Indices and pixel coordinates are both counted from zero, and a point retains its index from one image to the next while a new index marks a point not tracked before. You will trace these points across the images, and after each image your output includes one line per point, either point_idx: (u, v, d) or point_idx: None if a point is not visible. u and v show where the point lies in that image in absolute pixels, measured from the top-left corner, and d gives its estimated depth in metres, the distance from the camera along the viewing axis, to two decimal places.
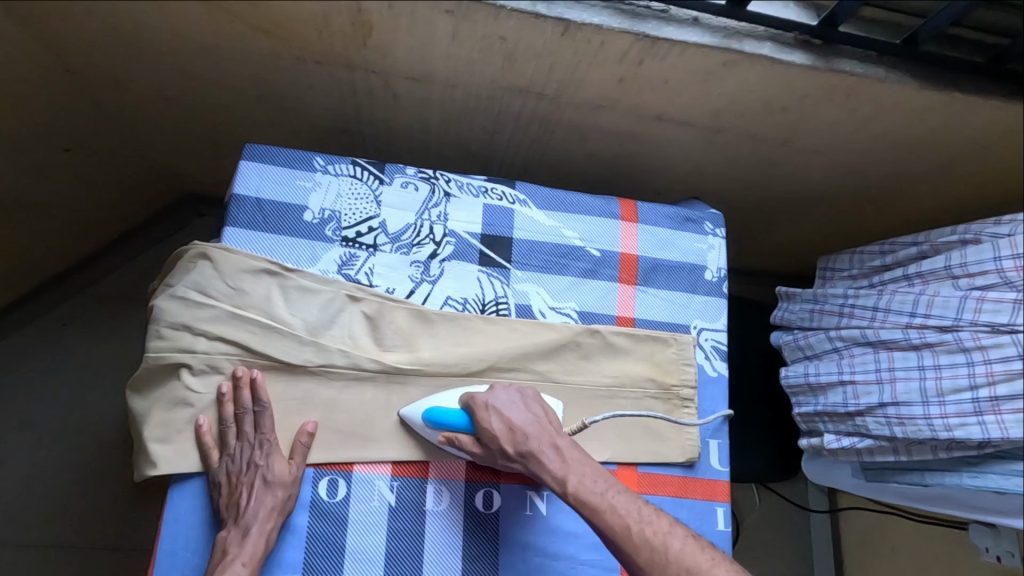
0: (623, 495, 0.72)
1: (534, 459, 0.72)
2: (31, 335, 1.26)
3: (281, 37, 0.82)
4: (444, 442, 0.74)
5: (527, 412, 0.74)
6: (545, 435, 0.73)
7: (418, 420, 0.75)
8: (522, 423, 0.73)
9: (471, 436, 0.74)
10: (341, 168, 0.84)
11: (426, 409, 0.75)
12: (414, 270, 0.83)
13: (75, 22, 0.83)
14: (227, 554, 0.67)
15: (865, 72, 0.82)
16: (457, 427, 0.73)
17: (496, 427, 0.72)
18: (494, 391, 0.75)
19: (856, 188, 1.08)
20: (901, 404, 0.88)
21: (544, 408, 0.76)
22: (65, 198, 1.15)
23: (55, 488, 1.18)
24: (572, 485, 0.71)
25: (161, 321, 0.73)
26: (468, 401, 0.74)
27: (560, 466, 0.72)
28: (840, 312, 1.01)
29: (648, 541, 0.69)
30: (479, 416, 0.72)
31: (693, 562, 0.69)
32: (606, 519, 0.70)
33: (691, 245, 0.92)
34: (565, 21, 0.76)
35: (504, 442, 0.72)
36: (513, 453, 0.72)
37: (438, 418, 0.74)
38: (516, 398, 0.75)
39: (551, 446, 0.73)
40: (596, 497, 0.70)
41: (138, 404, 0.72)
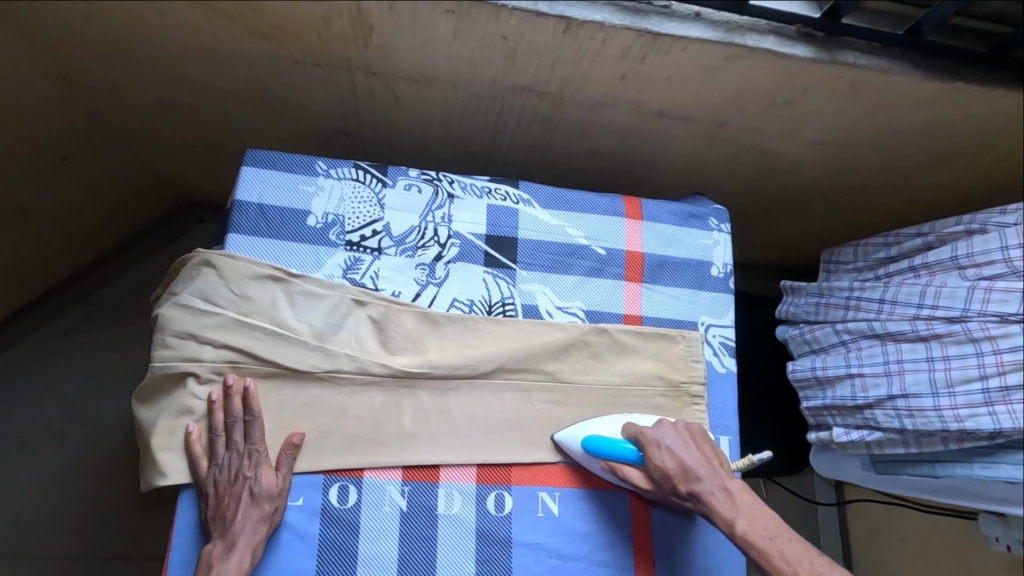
0: (793, 542, 0.72)
1: (702, 499, 0.74)
2: (32, 345, 1.25)
3: (280, 40, 0.82)
4: (606, 469, 0.77)
5: (697, 452, 0.76)
6: (717, 476, 0.75)
7: (578, 449, 0.78)
8: (694, 465, 0.75)
9: (640, 469, 0.76)
10: (344, 172, 0.84)
11: (587, 438, 0.77)
12: (420, 273, 0.83)
13: (72, 29, 0.82)
14: (211, 568, 0.66)
15: (868, 63, 0.82)
16: (622, 458, 0.76)
17: (669, 464, 0.74)
18: (663, 429, 0.76)
19: (858, 180, 1.07)
20: (910, 396, 0.88)
21: (713, 447, 0.77)
22: (63, 207, 1.14)
23: (59, 499, 1.17)
24: (741, 528, 0.72)
25: (166, 330, 0.72)
26: (636, 434, 0.76)
27: (730, 508, 0.73)
28: (846, 305, 1.01)
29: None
30: (648, 452, 0.75)
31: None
32: (773, 564, 0.71)
33: (696, 241, 0.91)
34: (566, 18, 0.76)
35: (677, 480, 0.74)
36: (684, 491, 0.74)
37: (601, 449, 0.76)
38: (686, 437, 0.77)
39: (723, 489, 0.74)
40: (765, 542, 0.71)
41: (145, 413, 0.72)
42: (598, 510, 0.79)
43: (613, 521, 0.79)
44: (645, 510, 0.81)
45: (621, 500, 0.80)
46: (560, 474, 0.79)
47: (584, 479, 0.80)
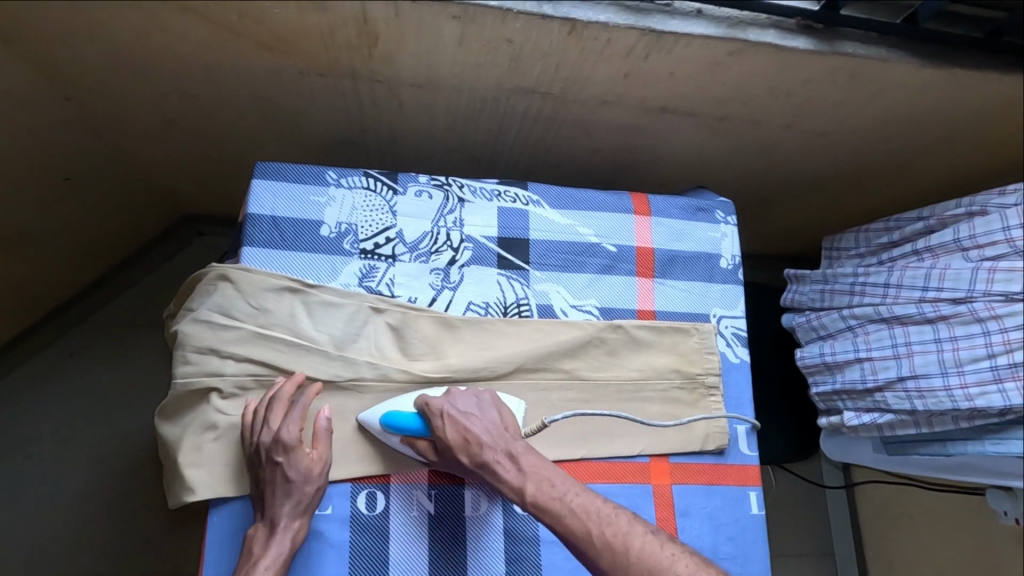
0: (583, 497, 0.70)
1: (490, 468, 0.71)
2: (40, 367, 1.24)
3: (285, 52, 0.82)
4: (402, 445, 0.73)
5: (484, 420, 0.73)
6: (501, 442, 0.72)
7: (375, 426, 0.73)
8: (478, 433, 0.72)
9: (427, 442, 0.73)
10: (354, 181, 0.84)
11: (385, 413, 0.73)
12: (435, 278, 0.83)
13: (74, 49, 0.82)
14: (254, 551, 0.67)
15: (867, 53, 0.83)
16: (414, 434, 0.72)
17: (449, 435, 0.71)
18: (451, 398, 0.74)
19: (857, 167, 1.09)
20: (919, 377, 0.90)
21: (503, 413, 0.75)
22: (67, 227, 1.13)
23: (76, 520, 1.18)
24: (530, 493, 0.70)
25: (187, 345, 0.73)
26: (422, 406, 0.73)
27: (516, 474, 0.71)
28: (851, 291, 1.03)
29: (608, 543, 0.67)
30: (431, 422, 0.71)
31: (654, 561, 0.67)
32: (567, 524, 0.68)
33: (704, 234, 0.93)
34: (571, 20, 0.76)
35: (457, 450, 0.71)
36: (468, 462, 0.71)
37: (395, 422, 0.72)
38: (470, 404, 0.74)
39: (509, 454, 0.72)
40: (554, 502, 0.69)
41: (170, 431, 0.72)
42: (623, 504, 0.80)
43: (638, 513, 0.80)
44: (668, 503, 0.81)
45: (644, 494, 0.80)
46: (581, 470, 0.80)
47: (605, 475, 0.80)
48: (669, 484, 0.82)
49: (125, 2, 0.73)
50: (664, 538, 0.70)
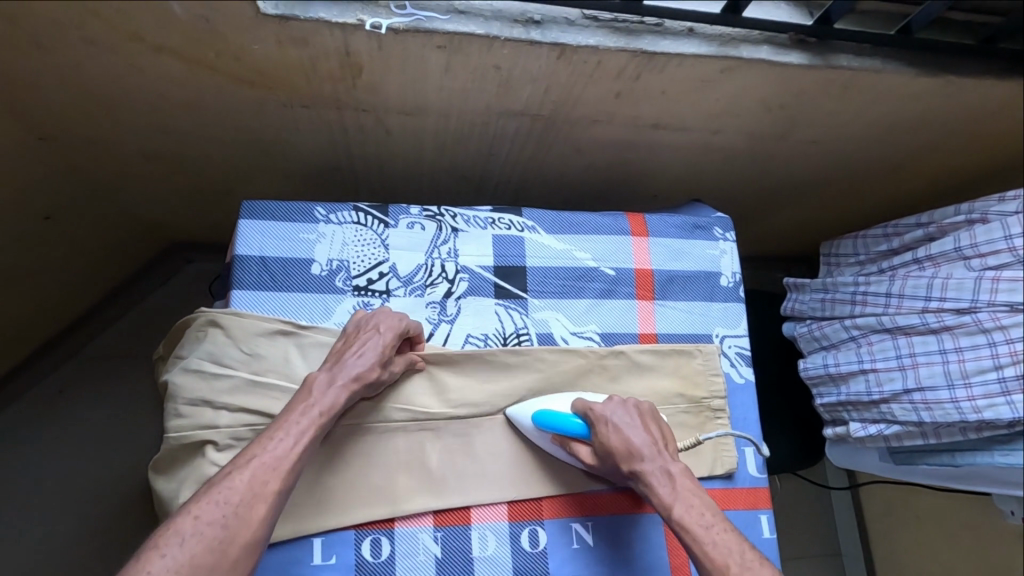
0: (729, 534, 0.67)
1: (644, 478, 0.70)
2: (30, 407, 1.22)
3: (266, 86, 0.79)
4: (554, 443, 0.75)
5: (645, 432, 0.73)
6: (664, 457, 0.71)
7: (525, 424, 0.76)
8: (642, 445, 0.71)
9: (588, 447, 0.74)
10: (344, 216, 0.82)
11: (535, 412, 0.75)
12: (431, 311, 0.81)
13: (47, 90, 0.79)
14: (309, 393, 0.68)
15: (861, 65, 0.81)
16: (573, 435, 0.73)
17: (614, 440, 0.71)
18: (613, 407, 0.74)
19: (852, 173, 1.08)
20: (926, 389, 0.89)
21: (662, 428, 0.75)
22: (49, 265, 1.10)
23: (69, 564, 1.15)
24: (679, 513, 0.68)
25: (178, 398, 0.70)
26: (584, 411, 0.74)
27: (671, 491, 0.69)
28: (852, 300, 1.02)
29: None
30: (596, 426, 0.72)
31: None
32: (707, 554, 0.66)
33: (702, 252, 0.91)
34: (560, 45, 0.74)
35: (619, 458, 0.71)
36: (625, 469, 0.71)
37: (547, 422, 0.74)
38: (635, 417, 0.74)
39: (667, 471, 0.70)
40: (700, 530, 0.67)
41: (166, 488, 0.70)
42: (631, 536, 0.78)
43: (648, 543, 0.79)
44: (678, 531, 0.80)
45: (651, 523, 0.79)
46: (588, 503, 0.78)
47: (614, 506, 0.79)
48: None
49: (98, 45, 0.70)
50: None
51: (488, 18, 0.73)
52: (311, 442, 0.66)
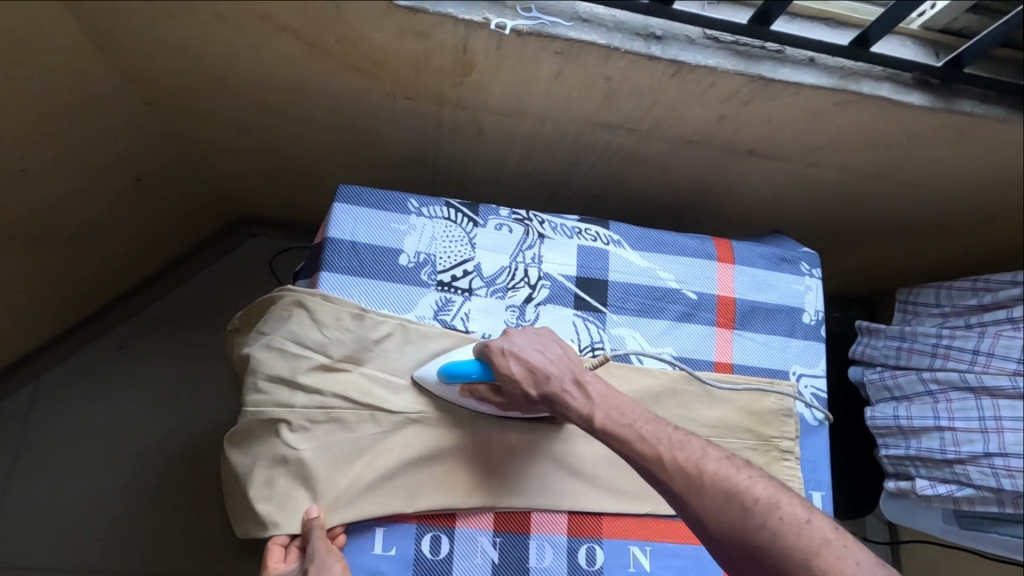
0: (653, 424, 0.69)
1: (556, 396, 0.70)
2: (91, 358, 1.26)
3: (375, 75, 0.80)
4: (463, 395, 0.73)
5: (546, 353, 0.72)
6: (568, 371, 0.72)
7: (431, 380, 0.74)
8: (543, 363, 0.71)
9: (488, 386, 0.72)
10: (435, 210, 0.82)
11: (442, 365, 0.74)
12: (510, 315, 0.81)
13: (166, 61, 0.82)
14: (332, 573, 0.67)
15: (984, 112, 0.79)
16: (471, 379, 0.71)
17: (516, 370, 0.70)
18: (509, 337, 0.72)
19: (944, 222, 1.04)
20: (1010, 455, 0.86)
21: (564, 347, 0.74)
22: (130, 224, 1.13)
23: (105, 513, 1.17)
24: (599, 419, 0.69)
25: (259, 373, 0.72)
26: (482, 350, 0.72)
27: (584, 402, 0.70)
28: (933, 353, 0.98)
29: (680, 467, 0.66)
30: (495, 363, 0.70)
31: (729, 484, 0.65)
32: (636, 448, 0.67)
33: (788, 287, 0.89)
34: (678, 63, 0.73)
35: (525, 384, 0.70)
36: (537, 395, 0.70)
37: (453, 371, 0.72)
38: (533, 340, 0.73)
39: (576, 382, 0.71)
40: (624, 428, 0.68)
41: (240, 461, 0.71)
42: (689, 566, 0.77)
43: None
44: None
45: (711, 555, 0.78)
46: (649, 527, 0.77)
47: (677, 533, 0.78)
48: None
49: (227, 20, 0.72)
50: (740, 463, 0.67)
51: (610, 29, 0.72)
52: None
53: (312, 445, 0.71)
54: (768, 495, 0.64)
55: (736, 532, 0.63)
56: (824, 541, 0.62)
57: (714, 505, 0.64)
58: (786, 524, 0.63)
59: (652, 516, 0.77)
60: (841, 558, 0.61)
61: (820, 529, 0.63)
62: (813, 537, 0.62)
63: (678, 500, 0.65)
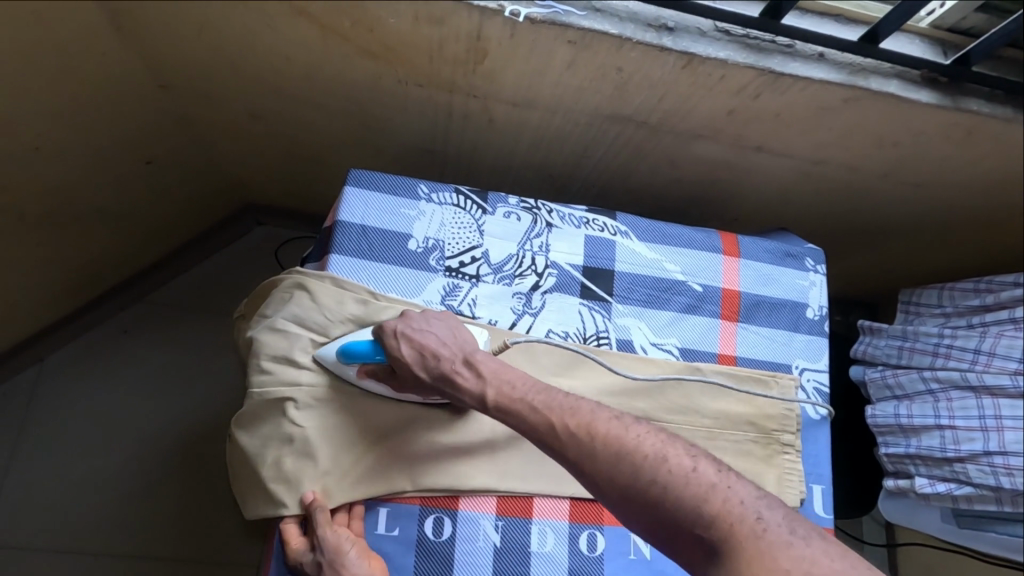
0: (544, 394, 0.68)
1: (447, 379, 0.69)
2: (96, 341, 1.27)
3: (389, 61, 0.81)
4: (363, 377, 0.72)
5: (441, 333, 0.71)
6: (459, 351, 0.70)
7: (332, 362, 0.72)
8: (435, 345, 0.70)
9: (384, 368, 0.71)
10: (445, 197, 0.83)
11: (339, 347, 0.72)
12: (516, 302, 0.82)
13: (182, 43, 0.82)
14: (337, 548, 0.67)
15: (991, 112, 0.80)
16: (370, 361, 0.70)
17: (406, 354, 0.69)
18: (402, 318, 0.71)
19: (949, 223, 1.05)
20: (1010, 454, 0.87)
21: (457, 325, 0.73)
22: (139, 208, 1.14)
23: (106, 495, 1.17)
24: (492, 397, 0.68)
25: (262, 354, 0.73)
26: (376, 332, 0.71)
27: (476, 381, 0.69)
28: (935, 351, 0.99)
29: (574, 434, 0.65)
30: (386, 346, 0.69)
31: (621, 444, 0.64)
32: (530, 422, 0.67)
33: (792, 282, 0.90)
34: (690, 54, 0.74)
35: (415, 368, 0.69)
36: (427, 377, 0.69)
37: (352, 353, 0.71)
38: (425, 320, 0.72)
39: (466, 362, 0.70)
40: (517, 401, 0.68)
41: (248, 441, 0.72)
42: None
43: None
44: None
45: None
46: None
47: None
48: None
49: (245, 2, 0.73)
50: (630, 422, 0.67)
51: (623, 19, 0.73)
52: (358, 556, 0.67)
53: (320, 423, 0.72)
54: (656, 450, 0.64)
55: (629, 490, 0.62)
56: (711, 487, 0.61)
57: (607, 466, 0.63)
58: (675, 475, 0.62)
59: None
60: (732, 503, 0.60)
61: (706, 474, 0.63)
62: (702, 484, 0.62)
63: (574, 466, 0.65)
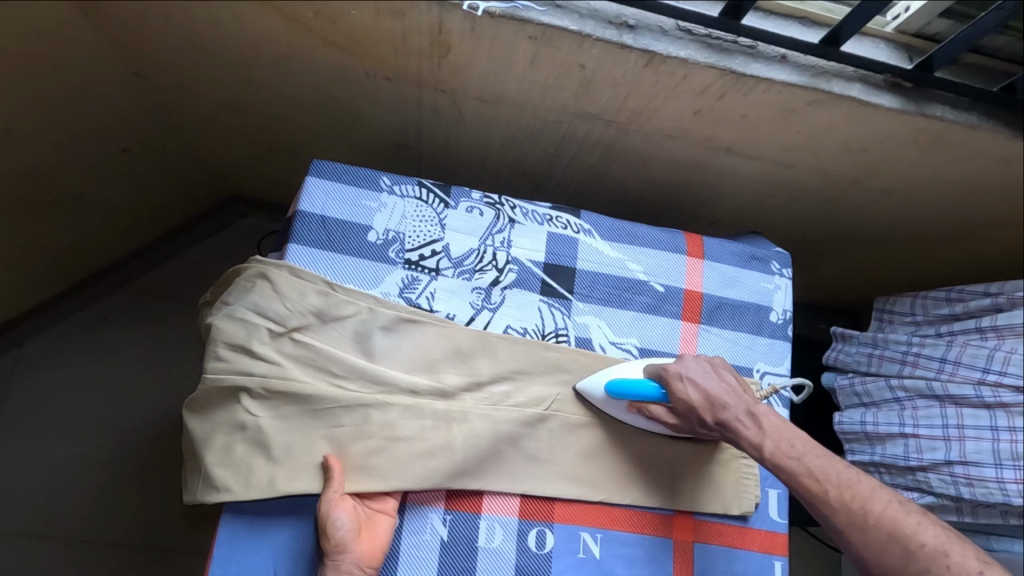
0: (823, 459, 0.70)
1: (730, 426, 0.72)
2: (72, 327, 1.27)
3: (355, 54, 0.81)
4: (630, 410, 0.77)
5: (721, 381, 0.74)
6: (742, 401, 0.73)
7: (599, 396, 0.77)
8: (722, 393, 0.73)
9: (664, 407, 0.75)
10: (407, 189, 0.83)
11: (607, 382, 0.76)
12: (475, 297, 0.82)
13: (151, 31, 0.83)
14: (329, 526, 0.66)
15: (956, 118, 0.79)
16: (648, 399, 0.74)
17: (694, 398, 0.72)
18: (684, 362, 0.75)
19: (921, 232, 1.04)
20: (969, 464, 0.87)
21: (734, 376, 0.76)
22: (116, 196, 1.14)
23: (75, 481, 1.17)
24: (770, 451, 0.70)
25: (220, 342, 0.72)
26: (660, 373, 0.75)
27: (757, 432, 0.71)
28: (902, 360, 0.97)
29: (847, 506, 0.67)
30: (672, 389, 0.73)
31: (897, 527, 0.66)
32: (804, 484, 0.68)
33: (756, 285, 0.89)
34: (651, 53, 0.74)
35: (702, 412, 0.72)
36: (712, 422, 0.72)
37: (620, 389, 0.75)
38: (707, 367, 0.75)
39: (750, 413, 0.72)
40: (793, 462, 0.69)
41: (198, 426, 0.71)
42: (641, 556, 0.77)
43: (653, 567, 0.77)
44: (686, 560, 0.78)
45: (662, 546, 0.78)
46: (602, 515, 0.77)
47: (630, 522, 0.78)
48: (691, 541, 0.79)
49: None
50: (910, 508, 0.68)
51: (583, 16, 0.73)
52: (349, 538, 0.66)
53: (271, 413, 0.71)
54: (937, 543, 0.65)
55: (895, 571, 0.65)
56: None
57: (876, 543, 0.66)
58: (953, 572, 0.64)
59: (606, 505, 0.78)
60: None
61: None
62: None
63: (838, 532, 0.68)
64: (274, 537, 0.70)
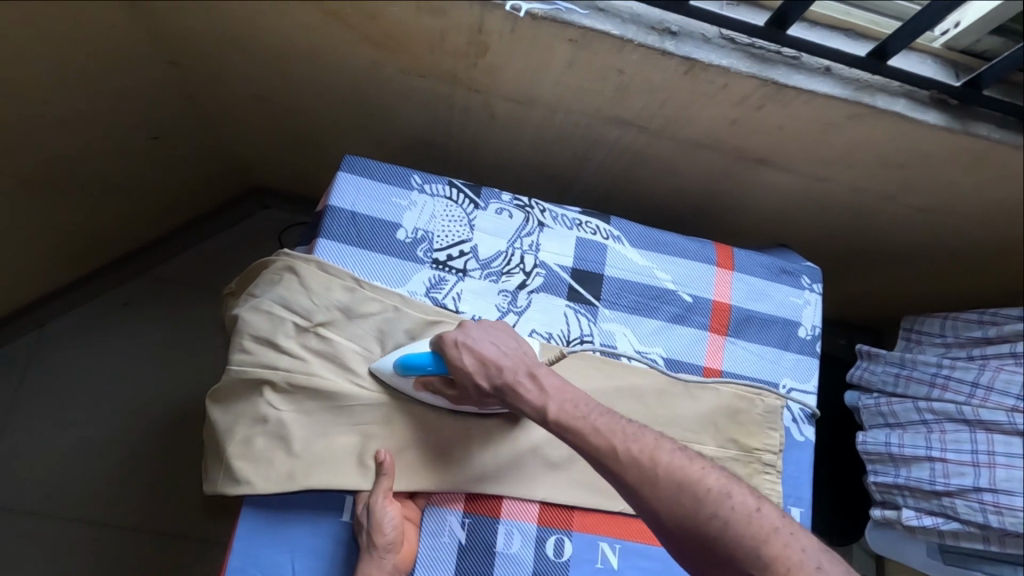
0: (607, 416, 0.67)
1: (509, 391, 0.68)
2: (95, 311, 1.28)
3: (391, 50, 0.81)
4: (420, 388, 0.72)
5: (500, 345, 0.70)
6: (522, 364, 0.70)
7: (389, 371, 0.72)
8: (496, 356, 0.69)
9: (442, 378, 0.71)
10: (437, 188, 0.83)
11: (399, 356, 0.72)
12: (501, 299, 0.81)
13: (190, 21, 0.83)
14: (380, 522, 0.67)
15: (1001, 138, 0.78)
16: (424, 371, 0.70)
17: (466, 364, 0.68)
18: (462, 328, 0.70)
19: (954, 252, 1.02)
20: (1000, 492, 0.85)
21: (519, 340, 0.72)
22: (145, 182, 1.15)
23: (92, 464, 1.18)
24: (554, 411, 0.67)
25: (246, 335, 0.72)
26: (436, 341, 0.70)
27: (538, 394, 0.68)
28: (931, 382, 0.95)
29: (634, 460, 0.64)
30: (447, 356, 0.69)
31: (684, 475, 0.64)
32: (591, 441, 0.65)
33: (785, 299, 0.88)
34: (692, 60, 0.73)
35: (478, 379, 0.68)
36: (490, 389, 0.69)
37: (410, 363, 0.70)
38: (489, 332, 0.71)
39: (529, 375, 0.69)
40: (578, 421, 0.66)
41: (220, 417, 0.71)
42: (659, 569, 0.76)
43: None
44: None
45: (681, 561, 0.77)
46: (622, 526, 0.77)
47: (650, 535, 0.77)
48: None
49: None
50: (693, 454, 0.66)
51: (625, 20, 0.73)
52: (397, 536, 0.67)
53: (294, 408, 0.71)
54: (720, 486, 0.64)
55: (685, 521, 0.62)
56: (773, 530, 0.62)
57: (667, 494, 0.63)
58: (738, 511, 0.63)
59: (627, 515, 0.77)
60: (789, 544, 0.62)
61: (769, 517, 0.63)
62: (764, 526, 0.62)
63: (632, 490, 0.64)
64: (292, 532, 0.70)
